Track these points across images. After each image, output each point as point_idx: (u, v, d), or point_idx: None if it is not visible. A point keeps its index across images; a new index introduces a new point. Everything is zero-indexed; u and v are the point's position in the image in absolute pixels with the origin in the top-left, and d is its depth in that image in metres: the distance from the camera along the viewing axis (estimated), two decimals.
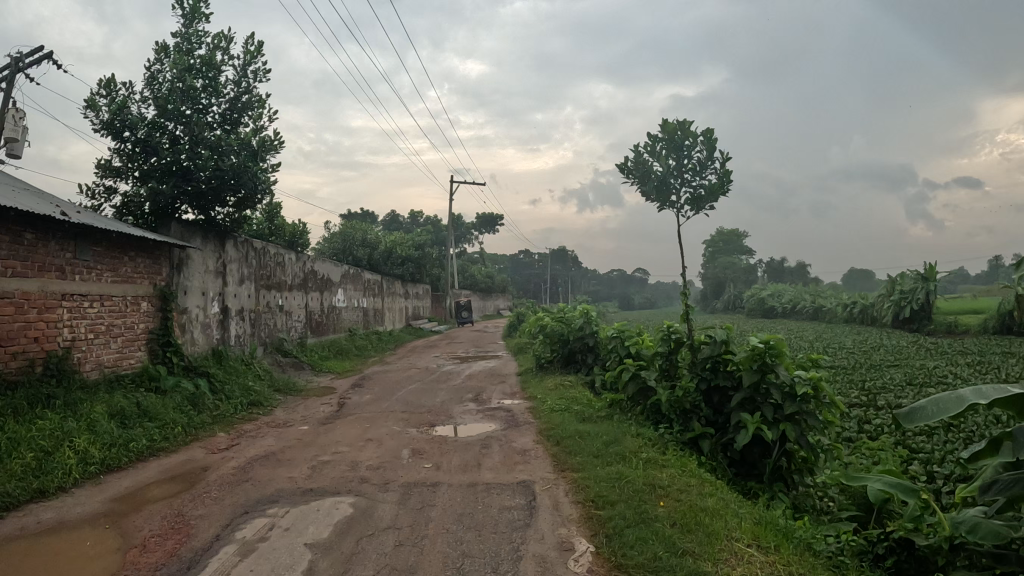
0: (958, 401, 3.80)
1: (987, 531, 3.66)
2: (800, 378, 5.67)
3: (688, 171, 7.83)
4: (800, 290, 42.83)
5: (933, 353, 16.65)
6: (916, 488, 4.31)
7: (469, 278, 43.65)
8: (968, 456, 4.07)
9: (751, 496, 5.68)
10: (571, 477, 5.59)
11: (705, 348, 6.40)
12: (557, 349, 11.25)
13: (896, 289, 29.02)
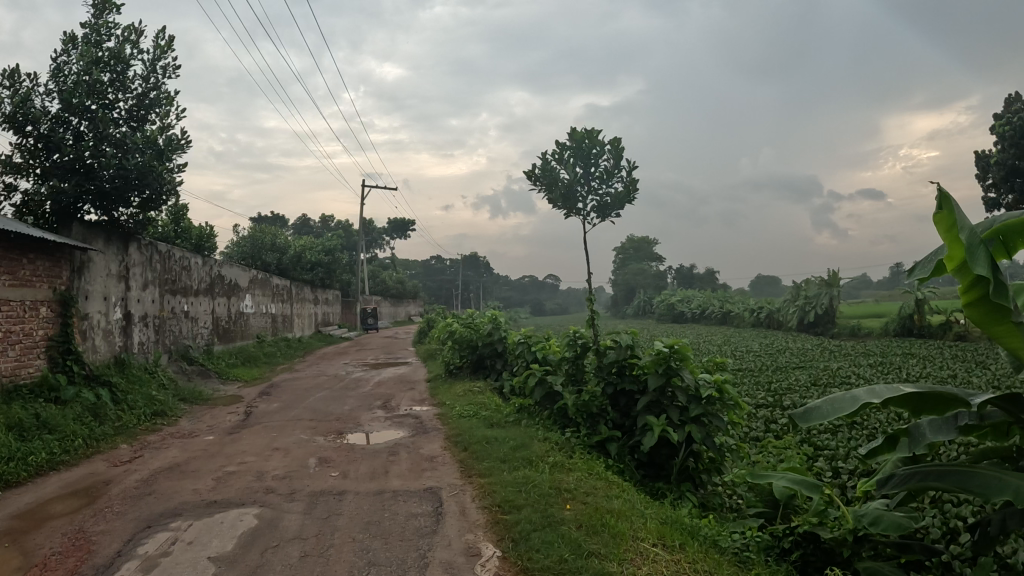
0: (852, 401, 3.94)
1: (889, 523, 3.82)
2: (704, 381, 5.79)
3: (595, 179, 7.89)
4: (708, 296, 43.88)
5: (835, 356, 17.26)
6: (819, 483, 4.39)
7: (379, 285, 43.27)
8: (867, 452, 4.29)
9: (659, 496, 5.68)
10: (478, 483, 5.53)
11: (611, 353, 6.47)
12: (467, 356, 11.22)
13: (802, 294, 30.04)
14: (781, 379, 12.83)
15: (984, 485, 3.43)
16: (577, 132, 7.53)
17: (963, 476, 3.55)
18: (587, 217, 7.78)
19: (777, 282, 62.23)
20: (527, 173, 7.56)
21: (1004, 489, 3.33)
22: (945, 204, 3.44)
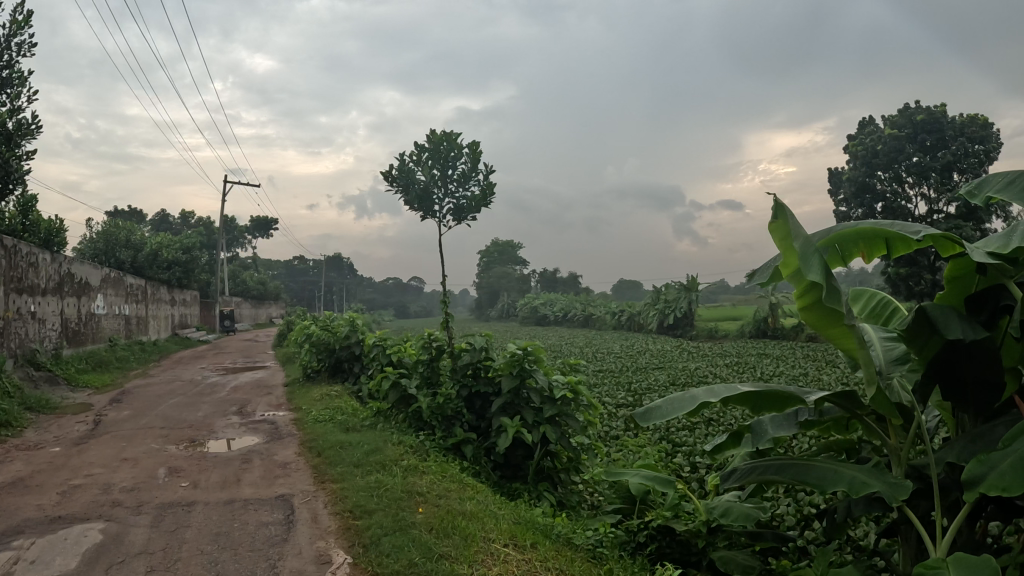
0: (691, 400, 4.03)
1: (739, 514, 3.97)
2: (558, 382, 5.84)
3: (452, 181, 7.84)
4: (570, 299, 44.79)
5: (691, 358, 17.85)
6: (671, 479, 4.42)
7: (240, 285, 41.87)
8: (714, 447, 4.48)
9: (516, 496, 5.63)
10: (330, 489, 5.34)
11: (465, 355, 6.51)
12: (324, 359, 10.96)
13: (661, 298, 31.12)
14: (642, 382, 13.16)
15: (820, 475, 3.57)
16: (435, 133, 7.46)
17: (801, 468, 3.69)
18: (442, 219, 7.69)
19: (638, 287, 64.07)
20: (383, 172, 7.42)
21: (839, 479, 3.47)
22: (780, 214, 3.54)
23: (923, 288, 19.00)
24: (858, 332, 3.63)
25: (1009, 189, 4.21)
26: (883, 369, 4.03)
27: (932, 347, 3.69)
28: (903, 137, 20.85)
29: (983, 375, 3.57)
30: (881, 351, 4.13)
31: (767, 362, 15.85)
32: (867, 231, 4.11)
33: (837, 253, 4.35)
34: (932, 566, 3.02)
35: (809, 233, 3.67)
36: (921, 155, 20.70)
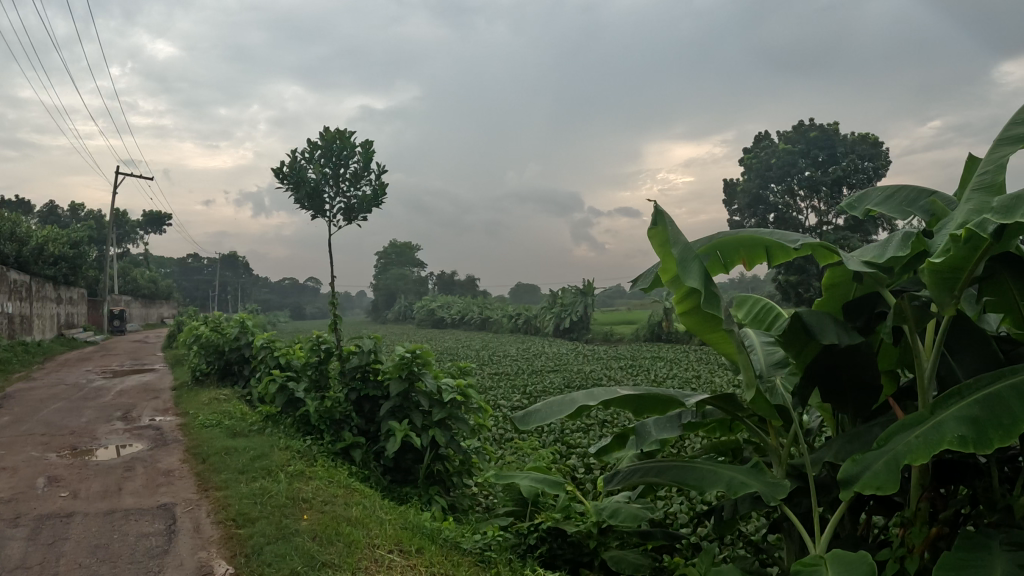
0: (570, 403, 4.01)
1: (627, 514, 3.99)
2: (446, 386, 5.76)
3: (343, 181, 7.71)
4: (467, 301, 44.84)
5: (585, 361, 18.02)
6: (561, 482, 4.43)
7: (130, 283, 40.26)
8: (599, 450, 4.50)
9: (405, 500, 5.51)
10: (215, 497, 5.13)
11: (354, 358, 6.29)
12: (214, 361, 10.59)
13: (558, 302, 31.48)
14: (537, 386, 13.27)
15: (699, 477, 3.61)
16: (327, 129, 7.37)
17: (680, 470, 3.73)
18: (332, 217, 7.54)
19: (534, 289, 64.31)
20: (274, 167, 7.23)
21: (718, 480, 3.51)
22: (659, 221, 3.54)
23: (810, 295, 19.85)
24: (736, 336, 3.70)
25: (888, 203, 4.38)
26: (765, 371, 4.11)
27: (810, 352, 3.77)
28: (797, 151, 21.73)
29: (861, 378, 3.71)
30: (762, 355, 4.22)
31: (658, 365, 16.17)
32: (749, 239, 4.19)
33: (719, 260, 4.38)
34: (810, 564, 3.07)
35: (687, 240, 3.69)
36: (812, 168, 21.50)
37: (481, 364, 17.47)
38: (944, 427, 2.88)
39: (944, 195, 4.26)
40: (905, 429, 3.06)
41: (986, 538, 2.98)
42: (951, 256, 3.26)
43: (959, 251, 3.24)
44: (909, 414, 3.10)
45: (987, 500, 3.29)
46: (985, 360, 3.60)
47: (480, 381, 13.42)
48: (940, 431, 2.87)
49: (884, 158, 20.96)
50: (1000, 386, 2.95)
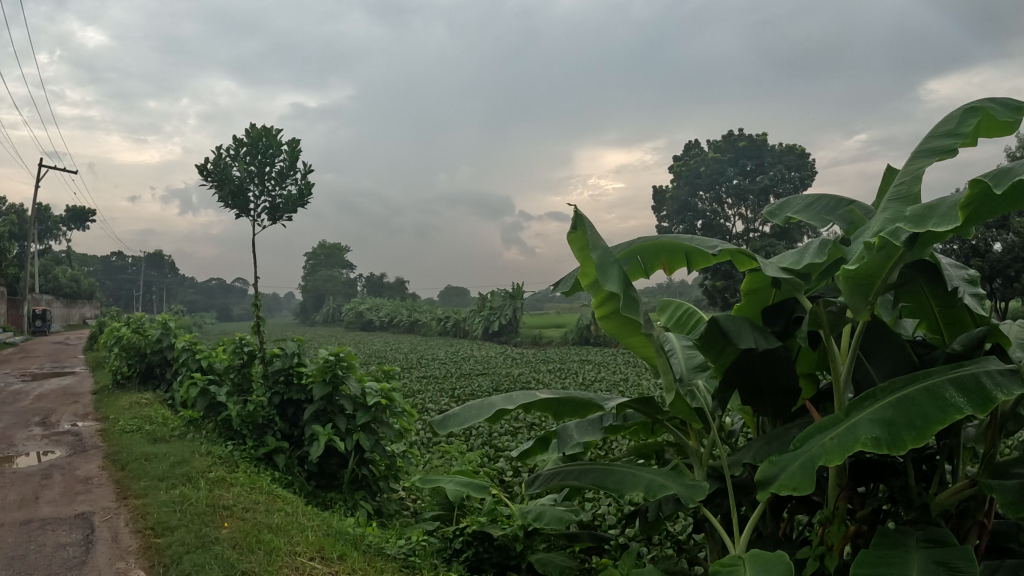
0: (488, 408, 3.96)
1: (552, 517, 3.98)
2: (370, 389, 5.67)
3: (269, 180, 7.58)
4: (397, 304, 44.66)
5: (513, 364, 18.08)
6: (487, 485, 4.40)
7: (49, 282, 38.93)
8: (522, 453, 4.46)
9: (329, 506, 5.42)
10: (134, 505, 4.97)
11: (277, 361, 6.19)
12: (135, 364, 10.30)
13: (487, 306, 31.55)
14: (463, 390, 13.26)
15: (618, 480, 3.62)
16: (253, 125, 7.24)
17: (600, 474, 3.74)
18: (257, 216, 7.40)
19: (464, 293, 64.47)
20: (198, 164, 7.06)
21: (638, 484, 3.52)
22: (579, 224, 3.53)
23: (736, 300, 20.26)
24: (654, 339, 3.67)
25: (808, 210, 4.45)
26: (685, 375, 4.14)
27: (729, 355, 3.83)
28: (726, 160, 22.35)
29: (779, 381, 3.76)
30: (683, 360, 4.26)
31: (586, 368, 16.33)
32: (668, 243, 4.20)
33: (640, 265, 4.39)
34: (728, 564, 3.10)
35: (607, 245, 3.69)
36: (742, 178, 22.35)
37: (409, 367, 17.36)
38: (858, 429, 2.94)
39: (863, 204, 4.36)
40: (819, 431, 3.10)
41: (900, 536, 3.05)
42: (866, 264, 3.38)
43: (873, 259, 3.36)
44: (823, 416, 3.15)
45: (905, 499, 3.35)
46: (899, 362, 3.67)
47: (405, 385, 13.36)
48: (855, 432, 2.93)
49: (809, 168, 21.77)
50: (912, 390, 3.03)
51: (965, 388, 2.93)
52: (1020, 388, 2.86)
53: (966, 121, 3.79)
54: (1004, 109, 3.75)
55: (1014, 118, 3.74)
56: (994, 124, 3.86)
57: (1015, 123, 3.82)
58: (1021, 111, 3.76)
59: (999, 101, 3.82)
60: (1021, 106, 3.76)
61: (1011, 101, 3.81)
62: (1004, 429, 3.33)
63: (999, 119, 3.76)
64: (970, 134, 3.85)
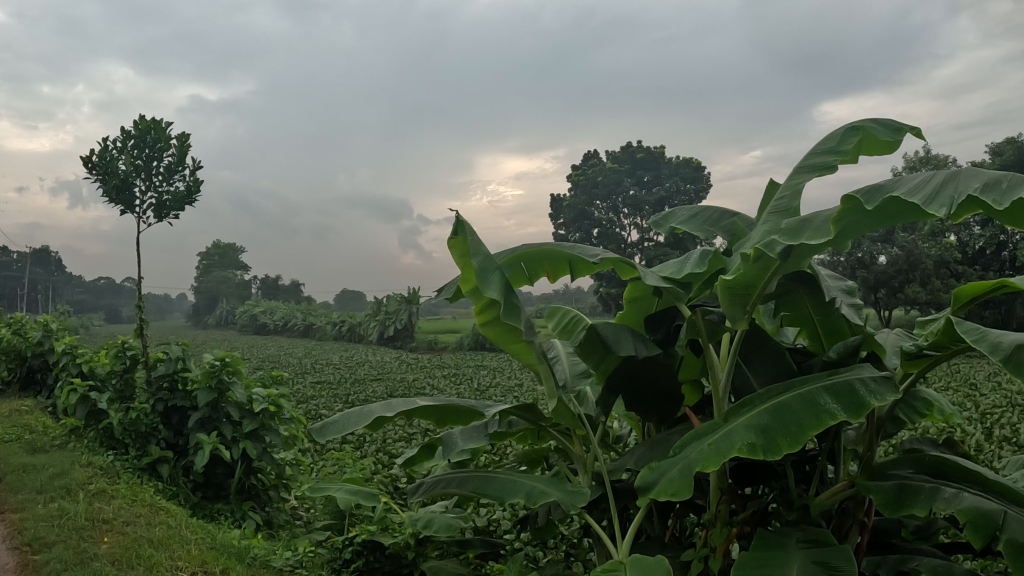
0: (368, 415, 3.90)
1: (442, 524, 3.91)
2: (257, 396, 5.56)
3: (156, 175, 7.34)
4: (291, 308, 44.13)
5: (408, 370, 18.02)
6: (376, 493, 4.40)
7: None
8: (407, 460, 4.35)
9: (217, 517, 5.26)
10: (10, 519, 4.70)
11: (161, 366, 6.06)
12: (10, 370, 9.79)
13: (382, 310, 31.47)
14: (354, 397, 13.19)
15: (499, 487, 3.62)
16: (141, 117, 7.01)
17: (482, 481, 3.74)
18: (143, 213, 7.13)
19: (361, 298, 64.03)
20: (83, 156, 6.76)
21: (518, 490, 3.54)
22: (460, 230, 3.40)
23: None
24: (536, 347, 3.73)
25: (692, 221, 4.53)
26: (569, 382, 4.26)
27: (610, 363, 3.83)
28: (624, 169, 23.02)
29: (661, 387, 3.87)
30: (566, 367, 4.39)
31: (479, 374, 16.44)
32: (551, 250, 4.15)
33: (522, 271, 4.35)
34: (611, 569, 3.09)
35: (487, 250, 3.60)
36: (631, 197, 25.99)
37: (300, 372, 17.09)
38: (734, 436, 2.98)
39: (746, 217, 4.47)
40: (697, 439, 3.14)
41: (781, 538, 3.14)
42: (742, 274, 3.47)
43: (749, 270, 3.46)
44: (703, 423, 3.21)
45: (786, 501, 3.46)
46: (777, 368, 3.80)
47: (293, 392, 13.16)
48: (731, 438, 2.96)
49: (704, 180, 22.59)
50: (786, 398, 3.11)
51: (839, 394, 3.02)
52: (890, 395, 2.97)
53: (847, 139, 3.92)
54: (885, 129, 3.88)
55: (895, 138, 3.88)
56: (875, 144, 4.01)
57: (895, 143, 3.97)
58: (902, 132, 3.90)
59: (881, 121, 3.95)
60: (900, 126, 3.90)
61: (891, 121, 3.95)
62: (881, 431, 3.53)
63: (881, 139, 3.90)
64: (852, 152, 3.98)
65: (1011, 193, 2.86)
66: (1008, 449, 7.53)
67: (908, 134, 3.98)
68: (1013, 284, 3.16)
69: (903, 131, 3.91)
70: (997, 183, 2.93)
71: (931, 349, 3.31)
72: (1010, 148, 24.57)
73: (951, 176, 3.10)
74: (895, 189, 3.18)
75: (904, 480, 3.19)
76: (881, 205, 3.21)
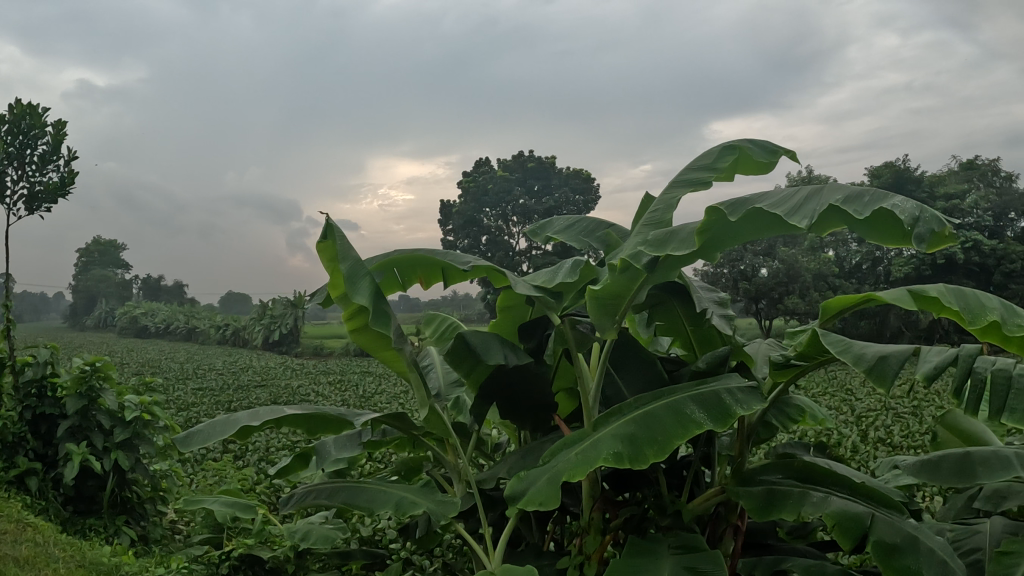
0: (234, 424, 3.75)
1: (320, 535, 3.96)
2: (129, 403, 5.30)
3: (28, 164, 7.00)
4: (173, 309, 42.83)
5: (292, 377, 17.72)
6: (253, 505, 4.33)
7: None
8: (279, 470, 4.20)
9: (90, 534, 4.99)
10: None
11: (27, 371, 5.73)
12: None
13: (268, 314, 30.87)
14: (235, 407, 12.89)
15: (368, 498, 3.59)
16: (16, 102, 6.67)
17: (351, 492, 3.69)
18: (13, 204, 6.77)
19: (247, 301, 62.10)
20: None
21: (387, 501, 3.53)
22: (328, 234, 3.41)
23: None
24: (406, 355, 3.63)
25: (568, 231, 4.59)
26: (442, 391, 4.32)
27: (481, 371, 3.79)
28: None
29: (534, 396, 3.88)
30: (440, 376, 4.47)
31: (365, 382, 16.28)
32: (424, 258, 4.10)
33: (395, 277, 4.28)
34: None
35: (359, 257, 3.53)
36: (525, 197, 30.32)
37: (179, 378, 16.59)
38: (601, 445, 3.00)
39: (620, 228, 4.57)
40: (566, 448, 3.16)
41: (654, 544, 3.18)
42: (610, 284, 3.56)
43: (618, 280, 3.55)
44: (574, 432, 3.23)
45: (658, 507, 3.47)
46: (648, 379, 3.88)
47: (170, 401, 12.76)
48: (598, 448, 2.97)
49: None
50: (654, 407, 3.15)
51: (706, 404, 3.09)
52: (755, 403, 3.06)
53: (724, 157, 4.04)
54: (761, 150, 4.03)
55: (770, 159, 4.04)
56: (749, 164, 4.14)
57: (769, 165, 4.12)
58: (776, 154, 4.06)
59: (757, 142, 4.09)
60: (775, 148, 4.06)
61: (767, 143, 4.10)
62: (751, 437, 3.61)
63: (756, 160, 4.04)
64: (727, 170, 4.10)
65: (872, 206, 3.12)
66: (882, 450, 7.92)
67: (782, 157, 4.12)
68: (878, 297, 3.31)
69: (777, 153, 4.07)
70: (858, 197, 3.14)
71: (798, 359, 3.40)
72: (886, 169, 26.03)
73: (814, 191, 3.25)
74: (759, 203, 3.28)
75: (772, 486, 3.28)
76: (746, 217, 3.31)
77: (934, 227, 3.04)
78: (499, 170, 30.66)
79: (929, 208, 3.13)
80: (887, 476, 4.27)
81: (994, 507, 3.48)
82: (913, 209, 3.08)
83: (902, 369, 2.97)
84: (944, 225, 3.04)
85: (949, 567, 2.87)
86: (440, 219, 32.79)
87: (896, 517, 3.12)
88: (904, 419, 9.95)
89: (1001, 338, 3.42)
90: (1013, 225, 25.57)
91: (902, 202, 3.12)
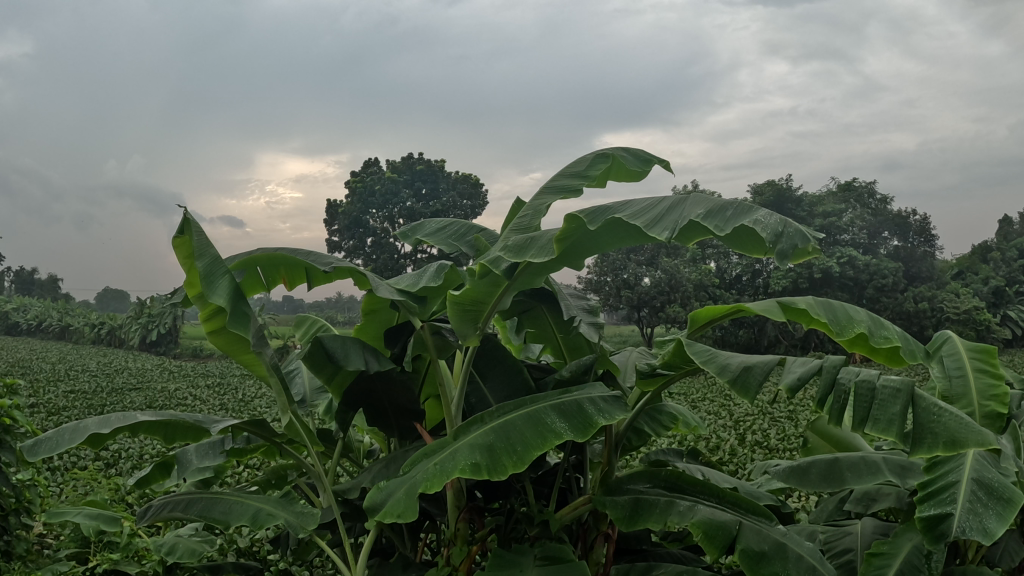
0: (81, 432, 3.58)
1: (184, 550, 3.90)
2: None
3: None
4: (46, 305, 40.95)
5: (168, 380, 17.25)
6: (118, 518, 4.42)
7: None
8: (138, 481, 4.03)
9: None
10: None
11: None
12: None
13: (144, 313, 29.85)
14: (103, 413, 12.34)
15: (224, 511, 3.49)
16: None
17: (207, 503, 3.58)
18: None
19: (127, 299, 59.68)
20: None
21: (243, 513, 3.44)
22: (185, 229, 3.31)
23: None
24: (266, 359, 3.51)
25: (437, 235, 4.59)
26: (307, 397, 4.58)
27: (344, 376, 3.84)
28: None
29: (399, 403, 3.87)
30: (304, 381, 4.66)
31: (243, 387, 15.84)
32: (286, 258, 4.01)
33: (257, 277, 4.17)
34: None
35: (219, 254, 3.44)
36: (413, 201, 30.71)
37: (49, 380, 15.91)
38: (459, 454, 2.99)
39: (490, 233, 4.59)
40: (426, 457, 3.14)
41: (525, 555, 3.19)
42: (472, 289, 3.57)
43: (479, 285, 3.57)
44: (435, 441, 3.22)
45: (527, 517, 3.48)
46: (511, 387, 3.91)
47: (35, 404, 12.22)
48: (455, 458, 2.96)
49: None
50: (514, 416, 3.18)
51: (566, 413, 3.13)
52: (618, 413, 3.13)
53: (596, 165, 4.10)
54: (634, 159, 4.13)
55: (643, 168, 4.14)
56: (622, 171, 4.23)
57: (643, 173, 4.22)
58: (649, 163, 4.17)
59: (632, 151, 4.18)
60: (649, 158, 4.16)
61: (641, 153, 4.20)
62: (618, 447, 3.65)
63: (630, 168, 4.14)
64: (600, 176, 4.17)
65: (733, 220, 3.17)
66: (759, 452, 8.19)
67: (656, 166, 4.23)
68: (748, 308, 3.38)
69: (651, 162, 4.17)
70: (721, 211, 3.22)
71: (664, 368, 3.45)
72: (768, 187, 27.06)
73: (678, 202, 3.30)
74: (618, 212, 3.35)
75: (639, 495, 3.33)
76: (603, 225, 3.37)
77: (796, 243, 3.10)
78: (388, 172, 31.03)
79: (792, 224, 3.19)
80: (762, 480, 4.41)
81: (865, 509, 3.62)
82: (775, 225, 3.13)
83: (765, 380, 3.05)
84: (807, 241, 3.10)
85: (817, 571, 2.98)
86: (327, 219, 32.24)
87: (765, 525, 3.20)
88: (780, 423, 10.34)
89: (868, 349, 3.55)
90: (886, 244, 27.52)
91: (765, 217, 3.17)
